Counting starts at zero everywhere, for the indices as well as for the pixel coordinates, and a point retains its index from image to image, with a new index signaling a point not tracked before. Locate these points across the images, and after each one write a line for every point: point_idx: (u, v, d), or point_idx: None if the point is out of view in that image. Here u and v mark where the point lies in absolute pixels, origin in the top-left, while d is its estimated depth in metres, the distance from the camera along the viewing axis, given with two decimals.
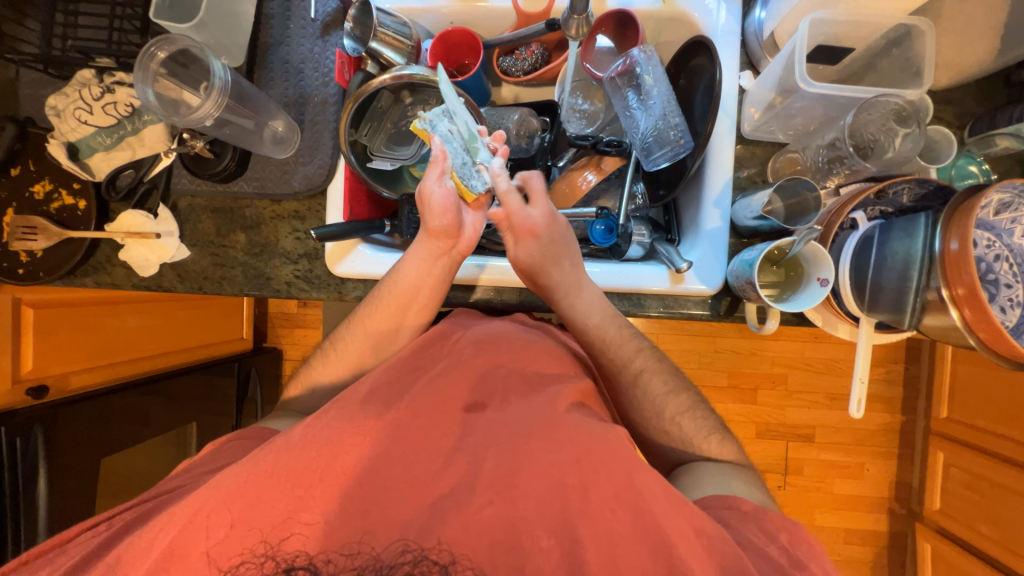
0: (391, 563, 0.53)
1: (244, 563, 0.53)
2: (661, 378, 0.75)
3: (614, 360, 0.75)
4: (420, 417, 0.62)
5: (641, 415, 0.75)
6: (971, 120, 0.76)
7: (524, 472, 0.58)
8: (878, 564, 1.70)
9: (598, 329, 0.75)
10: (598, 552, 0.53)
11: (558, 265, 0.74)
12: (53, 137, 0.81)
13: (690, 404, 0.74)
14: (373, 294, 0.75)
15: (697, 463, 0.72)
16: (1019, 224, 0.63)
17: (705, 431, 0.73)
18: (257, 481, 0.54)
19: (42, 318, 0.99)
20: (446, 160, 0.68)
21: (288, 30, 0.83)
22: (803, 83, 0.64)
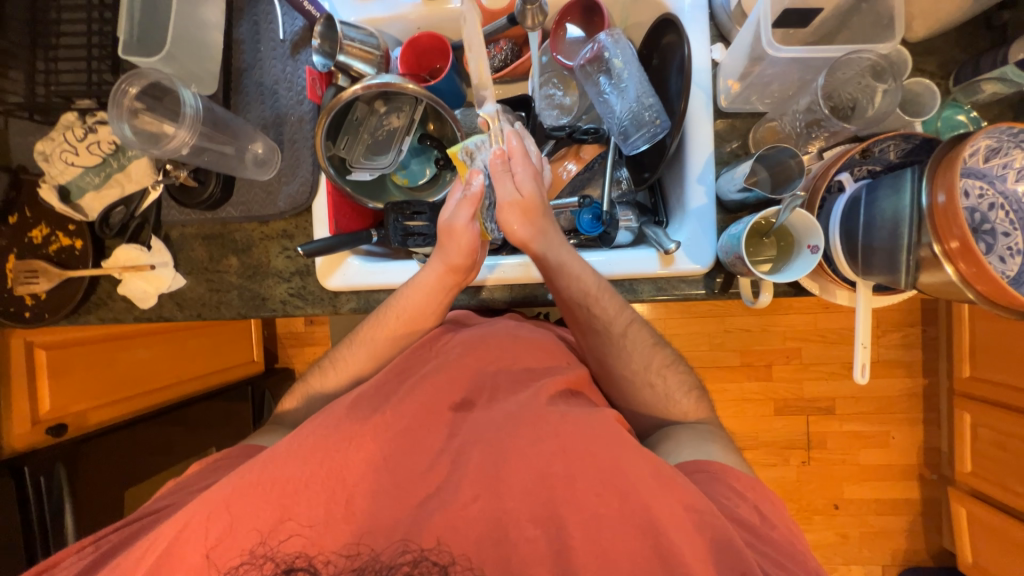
0: (391, 563, 0.54)
1: (244, 564, 0.54)
2: (643, 335, 0.74)
3: (606, 312, 0.71)
4: (410, 421, 0.62)
5: (627, 371, 0.73)
6: (955, 69, 0.74)
7: (509, 465, 0.57)
8: (913, 532, 1.66)
9: (594, 279, 0.71)
10: (588, 538, 0.53)
11: (544, 216, 0.72)
12: (45, 181, 0.84)
13: (672, 358, 0.75)
14: (378, 313, 0.75)
15: (674, 427, 0.71)
16: (1012, 169, 0.61)
17: (686, 385, 0.74)
18: (250, 493, 0.55)
19: (55, 359, 1.02)
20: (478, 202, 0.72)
21: (259, 53, 0.85)
22: (770, 49, 0.63)
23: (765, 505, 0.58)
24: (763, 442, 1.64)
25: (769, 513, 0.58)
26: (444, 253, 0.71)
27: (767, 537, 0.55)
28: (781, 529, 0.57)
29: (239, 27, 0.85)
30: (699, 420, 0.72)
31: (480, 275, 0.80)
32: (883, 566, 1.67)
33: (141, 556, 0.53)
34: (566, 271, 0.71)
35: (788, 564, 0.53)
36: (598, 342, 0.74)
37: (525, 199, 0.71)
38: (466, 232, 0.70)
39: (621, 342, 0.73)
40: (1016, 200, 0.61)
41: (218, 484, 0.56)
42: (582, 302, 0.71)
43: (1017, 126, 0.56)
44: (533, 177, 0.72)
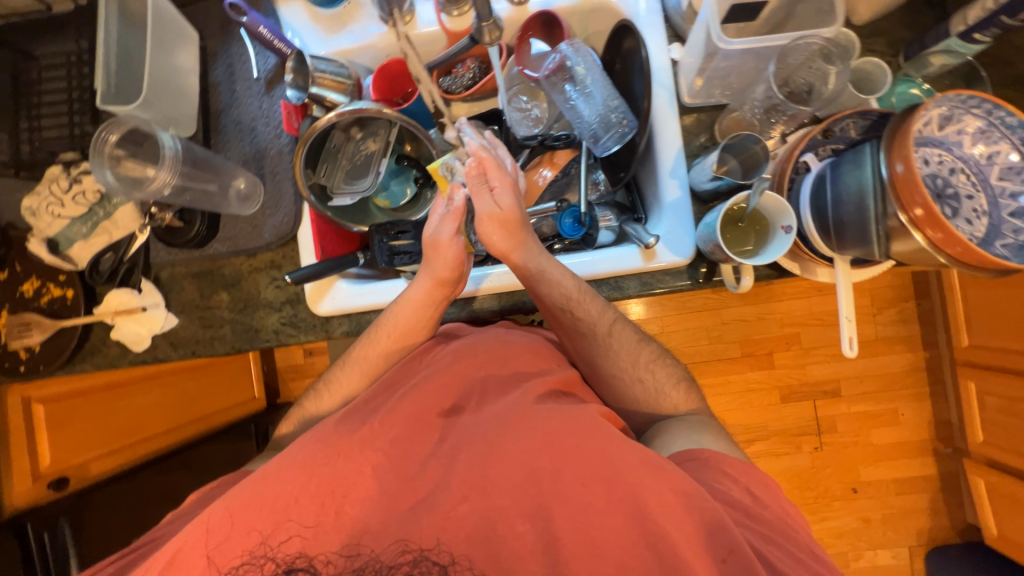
0: (391, 564, 0.52)
1: (245, 564, 0.53)
2: (628, 333, 0.75)
3: (589, 314, 0.73)
4: (397, 430, 0.62)
5: (615, 369, 0.74)
6: (903, 46, 0.77)
7: (495, 463, 0.56)
8: (935, 510, 1.63)
9: (575, 283, 0.73)
10: (577, 529, 0.52)
11: (524, 230, 0.73)
12: (34, 236, 0.85)
13: (659, 353, 0.76)
14: (370, 332, 0.76)
15: (668, 419, 0.72)
16: (966, 134, 0.62)
17: (674, 378, 0.75)
18: (241, 514, 0.55)
19: (53, 413, 1.01)
20: (461, 216, 0.73)
21: (235, 93, 0.87)
22: (722, 42, 0.65)
23: (756, 484, 0.59)
24: (773, 432, 1.63)
25: (761, 492, 0.59)
26: (430, 268, 0.73)
27: (758, 517, 0.56)
28: (771, 508, 0.58)
29: (215, 71, 0.88)
30: (690, 411, 0.72)
31: (470, 286, 0.82)
32: (909, 547, 1.63)
33: (149, 567, 0.54)
34: (547, 277, 0.73)
35: (778, 539, 0.54)
36: (584, 344, 0.75)
37: (504, 213, 0.71)
38: (451, 246, 0.71)
39: (607, 342, 0.74)
40: (974, 164, 0.62)
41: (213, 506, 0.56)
42: (565, 307, 0.73)
43: (965, 93, 0.58)
44: (510, 189, 0.73)
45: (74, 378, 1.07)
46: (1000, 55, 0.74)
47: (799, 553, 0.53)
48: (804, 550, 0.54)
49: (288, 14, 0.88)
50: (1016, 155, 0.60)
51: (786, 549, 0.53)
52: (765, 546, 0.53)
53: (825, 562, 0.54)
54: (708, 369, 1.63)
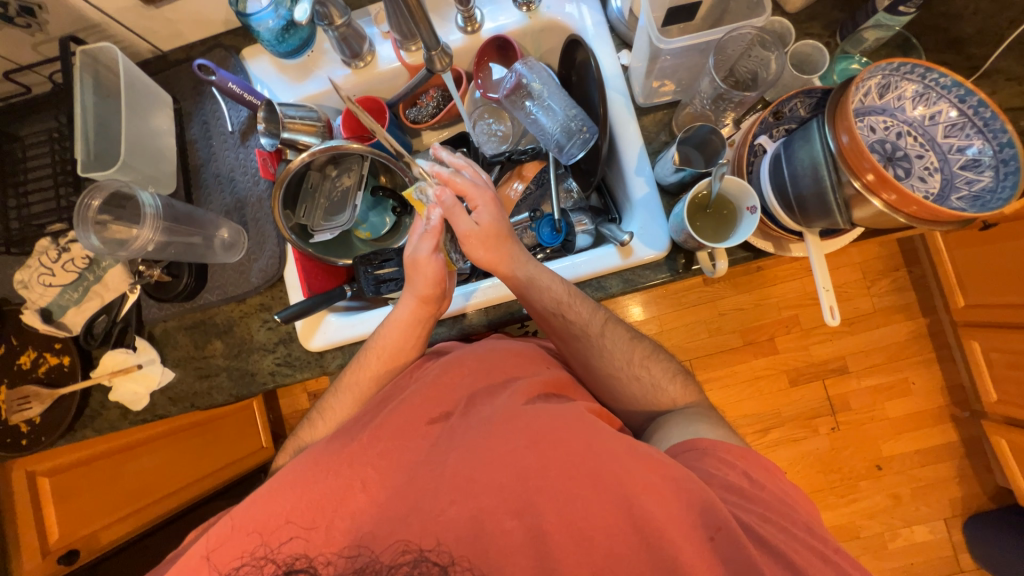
0: (391, 563, 0.54)
1: (244, 565, 0.56)
2: (620, 332, 0.76)
3: (579, 316, 0.74)
4: (385, 442, 0.62)
5: (611, 368, 0.74)
6: (838, 27, 0.81)
7: (484, 466, 0.57)
8: (964, 477, 1.59)
9: (563, 287, 0.75)
10: (566, 520, 0.54)
11: (510, 243, 0.75)
12: (27, 308, 0.87)
13: (651, 349, 0.76)
14: (360, 356, 0.77)
15: (668, 413, 0.72)
16: (907, 98, 0.65)
17: (670, 372, 0.75)
18: (237, 541, 0.57)
19: (59, 485, 0.97)
20: (439, 234, 0.75)
21: (212, 148, 0.91)
22: (661, 43, 0.69)
23: (752, 467, 0.60)
24: (786, 417, 1.62)
25: (757, 474, 0.59)
26: (413, 286, 0.75)
27: (751, 496, 0.57)
28: (770, 489, 0.58)
29: (191, 129, 0.92)
30: (688, 404, 0.72)
31: (461, 302, 0.84)
32: (946, 520, 1.58)
33: None
34: (535, 284, 0.74)
35: (769, 515, 0.55)
36: (578, 346, 0.76)
37: (485, 228, 0.73)
38: (430, 263, 0.73)
39: (600, 342, 0.74)
40: (919, 125, 0.65)
41: (212, 533, 0.57)
42: (556, 311, 0.74)
43: (896, 61, 0.62)
44: (491, 205, 0.74)
45: (83, 445, 1.02)
46: (929, 24, 0.78)
47: (791, 526, 0.55)
48: (798, 525, 0.55)
49: (256, 68, 0.92)
50: (955, 112, 0.62)
51: (779, 525, 0.54)
52: (759, 522, 0.54)
53: (820, 535, 0.55)
54: (712, 361, 1.63)
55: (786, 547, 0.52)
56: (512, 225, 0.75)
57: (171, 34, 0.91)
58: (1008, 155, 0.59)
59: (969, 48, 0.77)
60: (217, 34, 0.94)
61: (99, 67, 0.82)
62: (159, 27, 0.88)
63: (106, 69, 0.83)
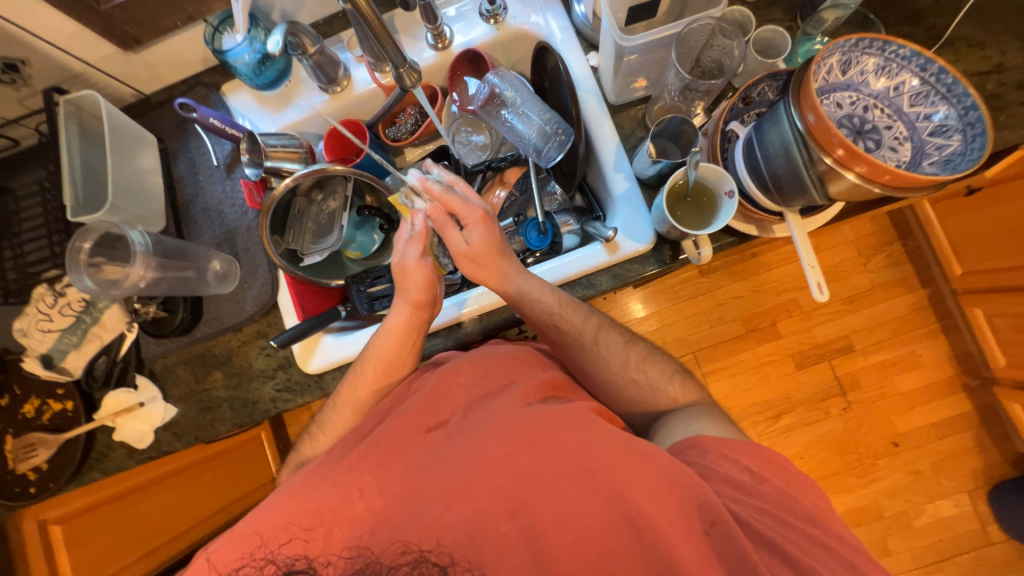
0: (392, 563, 0.54)
1: (244, 566, 0.56)
2: (614, 335, 0.76)
3: (573, 325, 0.75)
4: (381, 453, 0.62)
5: (608, 374, 0.75)
6: (798, 11, 0.82)
7: (477, 470, 0.57)
8: (983, 447, 1.57)
9: (554, 296, 0.75)
10: (560, 519, 0.54)
11: (504, 259, 0.76)
12: (28, 355, 0.88)
13: (647, 351, 0.76)
14: (356, 368, 0.77)
15: (670, 411, 0.71)
16: (869, 72, 0.66)
17: (667, 372, 0.74)
18: (235, 564, 0.57)
19: (71, 532, 0.96)
20: (425, 239, 0.76)
21: (199, 183, 0.93)
22: (622, 41, 0.70)
23: (752, 459, 0.60)
24: (796, 401, 1.60)
25: (759, 466, 0.59)
26: (405, 294, 0.75)
27: (742, 487, 0.57)
28: (768, 479, 0.58)
29: (178, 166, 0.94)
30: (689, 402, 0.71)
31: (455, 311, 0.85)
32: (969, 492, 1.56)
33: None
34: (526, 297, 0.75)
35: (764, 504, 0.56)
36: (574, 354, 0.77)
37: (475, 248, 0.74)
38: (419, 269, 0.74)
39: (595, 350, 0.75)
40: (885, 97, 0.66)
41: (214, 546, 0.58)
42: (549, 322, 0.75)
43: (852, 38, 0.62)
44: (482, 224, 0.74)
45: (96, 487, 1.02)
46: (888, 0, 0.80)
47: (786, 515, 0.55)
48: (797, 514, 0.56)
49: (236, 103, 0.94)
50: (917, 81, 0.64)
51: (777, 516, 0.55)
52: (757, 516, 0.55)
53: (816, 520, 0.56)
54: (716, 352, 1.62)
55: (778, 537, 0.53)
56: (505, 241, 0.76)
57: (151, 76, 0.94)
58: (973, 118, 0.59)
59: (929, 19, 0.78)
60: (196, 73, 0.97)
61: (83, 115, 0.84)
62: (139, 71, 0.91)
63: (89, 115, 0.85)
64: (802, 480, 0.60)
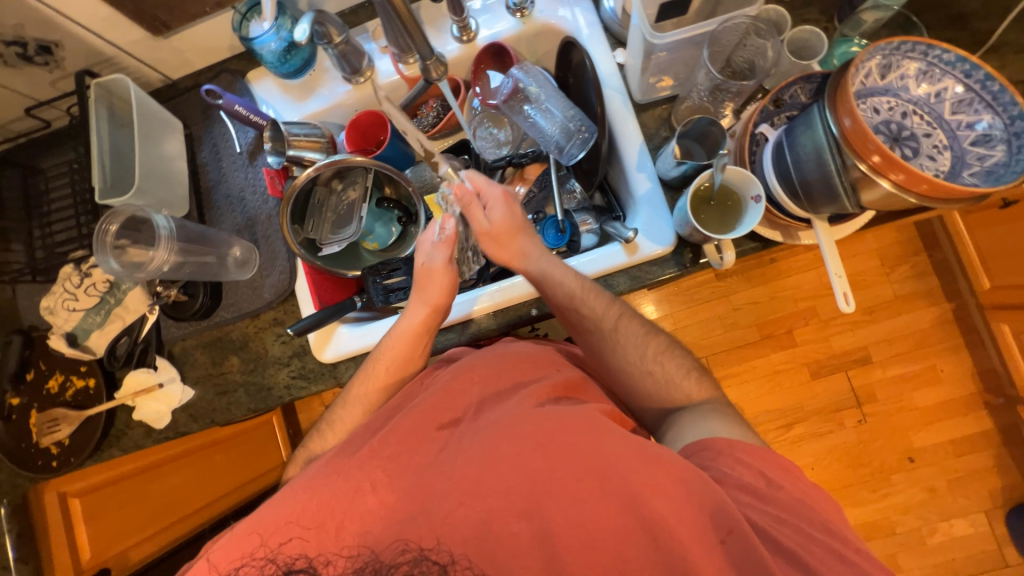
0: (391, 563, 0.55)
1: (244, 566, 0.57)
2: (636, 324, 0.75)
3: (594, 311, 0.73)
4: (394, 447, 0.63)
5: (624, 363, 0.73)
6: (835, 11, 0.80)
7: (489, 469, 0.57)
8: (1003, 466, 1.52)
9: (578, 281, 0.75)
10: (570, 522, 0.54)
11: (525, 237, 0.77)
12: (53, 332, 0.90)
13: (667, 343, 0.74)
14: (365, 367, 0.78)
15: (685, 408, 0.70)
16: (909, 77, 0.64)
17: (685, 367, 0.73)
18: (241, 557, 0.57)
19: (89, 504, 0.99)
20: (453, 246, 0.78)
21: (222, 169, 0.94)
22: (653, 38, 0.69)
23: (769, 466, 0.59)
24: (811, 411, 1.57)
25: (778, 480, 0.58)
26: (426, 295, 0.76)
27: (760, 492, 0.56)
28: (787, 494, 0.57)
29: (202, 152, 0.95)
30: (703, 399, 0.70)
31: (463, 310, 0.85)
32: (986, 512, 1.51)
33: None
34: (549, 280, 0.75)
35: (781, 514, 0.55)
36: (593, 341, 0.75)
37: (497, 226, 0.76)
38: (445, 273, 0.76)
39: (614, 337, 0.74)
40: (925, 104, 0.64)
41: (225, 538, 0.59)
42: (570, 305, 0.74)
43: (896, 40, 0.60)
44: (503, 202, 0.77)
45: (115, 464, 1.03)
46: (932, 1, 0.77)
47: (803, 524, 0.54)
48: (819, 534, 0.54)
49: (261, 90, 0.95)
50: (962, 88, 0.61)
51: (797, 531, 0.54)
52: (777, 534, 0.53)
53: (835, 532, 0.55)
54: (729, 358, 1.60)
55: (797, 554, 0.51)
56: (526, 221, 0.78)
57: (180, 62, 0.95)
58: (1019, 128, 0.57)
59: (974, 23, 0.75)
60: (223, 60, 0.97)
61: (113, 99, 0.85)
62: (168, 56, 0.92)
63: (119, 99, 0.86)
64: (817, 491, 0.59)
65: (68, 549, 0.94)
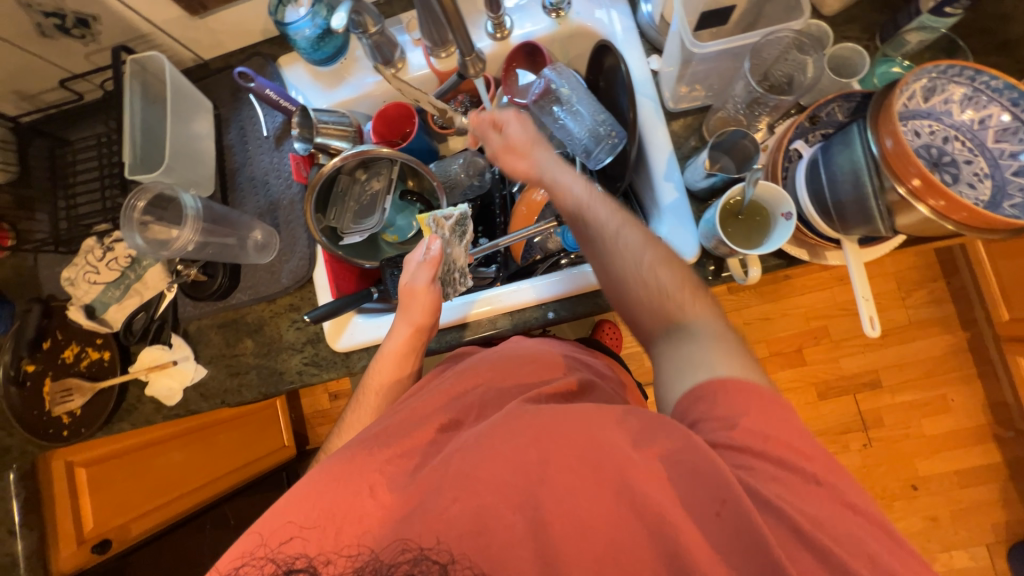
0: (391, 562, 0.51)
1: (244, 565, 0.54)
2: (639, 232, 0.66)
3: (597, 215, 0.68)
4: (400, 441, 0.61)
5: (619, 271, 0.65)
6: (878, 30, 0.79)
7: (484, 463, 0.53)
8: (1008, 501, 1.50)
9: (586, 187, 0.71)
10: (579, 530, 0.49)
11: (537, 148, 0.76)
12: (73, 303, 0.91)
13: (670, 255, 0.65)
14: (357, 396, 0.79)
15: (683, 326, 0.59)
16: (954, 102, 0.62)
17: (687, 282, 0.63)
18: (244, 556, 0.54)
19: (94, 476, 1.01)
20: (436, 266, 0.78)
21: (248, 152, 0.94)
22: (694, 48, 0.68)
23: None
24: (817, 432, 1.56)
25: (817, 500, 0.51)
26: (409, 314, 0.77)
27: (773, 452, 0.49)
28: None
29: (229, 134, 0.95)
30: (698, 319, 0.59)
31: (460, 313, 0.86)
32: (988, 545, 1.49)
33: None
34: (558, 188, 0.73)
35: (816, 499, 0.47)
36: (593, 251, 0.68)
37: (514, 141, 0.77)
38: (427, 292, 0.77)
39: (613, 243, 0.66)
40: (968, 129, 0.62)
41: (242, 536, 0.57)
42: (576, 210, 0.70)
43: (944, 63, 0.60)
44: (517, 120, 0.78)
45: (120, 437, 1.05)
46: (977, 25, 0.75)
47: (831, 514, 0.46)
48: None
49: (291, 75, 0.95)
50: (1008, 116, 0.61)
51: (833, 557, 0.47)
52: None
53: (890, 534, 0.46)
54: None
55: None
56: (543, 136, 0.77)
57: (213, 43, 0.95)
58: None
59: (1019, 50, 0.74)
60: (255, 43, 0.97)
61: (147, 76, 0.86)
62: (201, 36, 0.92)
63: (153, 77, 0.87)
64: None
65: (70, 518, 0.95)
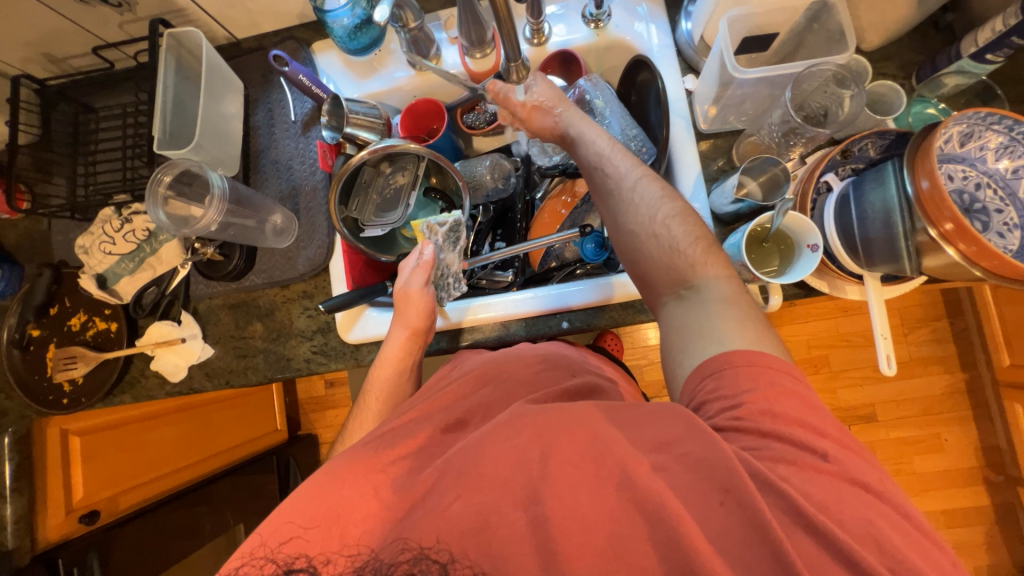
0: (391, 562, 0.49)
1: (244, 566, 0.50)
2: (657, 186, 0.67)
3: (616, 170, 0.68)
4: (407, 439, 0.61)
5: (632, 225, 0.65)
6: (914, 69, 0.79)
7: (486, 460, 0.52)
8: (992, 545, 1.51)
9: (608, 141, 0.71)
10: (594, 548, 0.46)
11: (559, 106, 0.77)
12: (84, 272, 0.90)
13: (683, 209, 0.65)
14: (357, 404, 0.80)
15: (694, 284, 0.60)
16: (989, 149, 0.63)
17: (699, 237, 0.63)
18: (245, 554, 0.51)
19: (87, 445, 0.99)
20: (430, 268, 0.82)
21: (274, 135, 0.94)
22: (736, 72, 0.68)
23: None
24: None
25: None
26: (405, 318, 0.79)
27: (786, 437, 0.47)
28: None
29: (256, 115, 0.95)
30: (707, 278, 0.60)
31: (456, 315, 0.86)
32: None
33: None
34: (580, 141, 0.73)
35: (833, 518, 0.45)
36: (610, 205, 0.69)
37: (535, 98, 0.78)
38: (420, 296, 0.79)
39: (630, 197, 0.66)
40: (1001, 178, 0.63)
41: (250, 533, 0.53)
42: (595, 162, 0.70)
43: (984, 111, 0.59)
44: (544, 82, 0.78)
45: (115, 409, 1.04)
46: (1012, 73, 0.76)
47: (867, 540, 0.43)
48: None
49: (324, 62, 0.95)
50: None
51: None
52: None
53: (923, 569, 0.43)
54: None
55: None
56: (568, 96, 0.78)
57: (247, 23, 0.94)
58: None
59: None
60: (290, 27, 0.97)
61: (183, 51, 0.86)
62: (237, 15, 0.92)
63: (188, 52, 0.86)
64: None
65: (63, 486, 0.93)
